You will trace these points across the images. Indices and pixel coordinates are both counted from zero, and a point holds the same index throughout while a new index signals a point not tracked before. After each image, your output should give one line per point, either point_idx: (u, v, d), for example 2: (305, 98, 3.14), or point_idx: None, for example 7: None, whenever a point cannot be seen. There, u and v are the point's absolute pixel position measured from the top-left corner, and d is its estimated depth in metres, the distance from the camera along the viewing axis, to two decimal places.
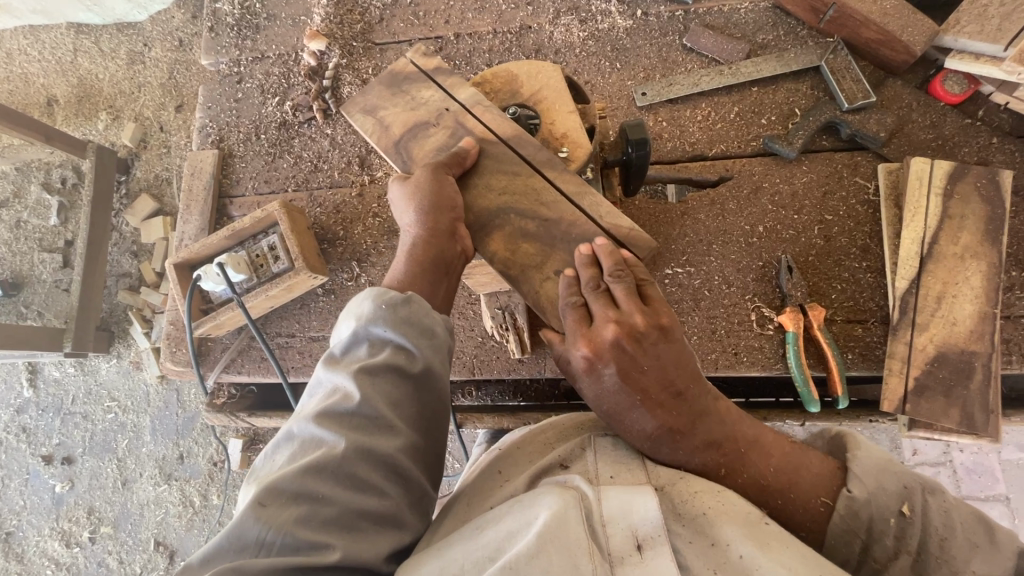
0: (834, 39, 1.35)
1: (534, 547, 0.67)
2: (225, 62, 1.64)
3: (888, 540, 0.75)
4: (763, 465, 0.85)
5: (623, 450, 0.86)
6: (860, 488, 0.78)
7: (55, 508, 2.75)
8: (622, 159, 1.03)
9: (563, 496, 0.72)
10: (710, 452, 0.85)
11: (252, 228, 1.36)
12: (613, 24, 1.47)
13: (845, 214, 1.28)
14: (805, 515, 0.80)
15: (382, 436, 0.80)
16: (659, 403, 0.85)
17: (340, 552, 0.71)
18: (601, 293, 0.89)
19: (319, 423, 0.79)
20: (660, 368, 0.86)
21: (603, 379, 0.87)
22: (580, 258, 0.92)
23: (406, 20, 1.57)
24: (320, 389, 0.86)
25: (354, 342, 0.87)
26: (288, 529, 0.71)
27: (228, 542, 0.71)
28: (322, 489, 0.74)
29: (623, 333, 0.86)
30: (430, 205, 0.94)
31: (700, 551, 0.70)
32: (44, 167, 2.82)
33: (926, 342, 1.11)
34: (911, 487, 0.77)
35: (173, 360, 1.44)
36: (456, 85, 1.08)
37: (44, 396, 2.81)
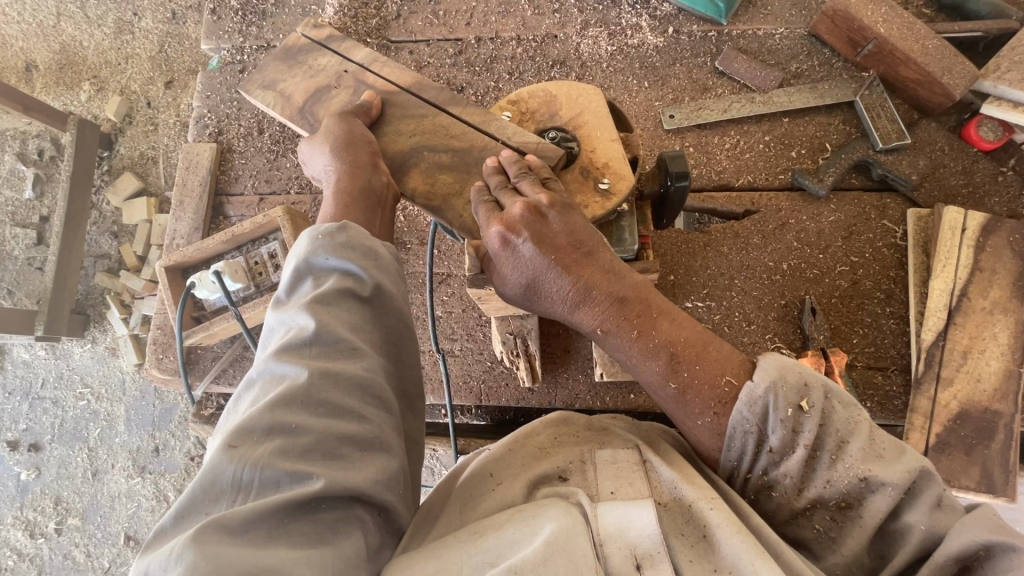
0: (870, 74, 1.31)
1: (539, 555, 0.66)
2: (227, 48, 1.54)
3: (786, 431, 0.73)
4: (675, 333, 0.83)
5: (624, 464, 0.82)
6: (763, 377, 0.75)
7: (20, 496, 2.63)
8: (658, 191, 0.96)
9: (570, 512, 0.72)
10: (623, 317, 0.83)
11: (251, 233, 1.27)
12: (643, 40, 1.41)
13: (871, 256, 1.25)
14: (707, 394, 0.80)
15: (347, 362, 0.78)
16: (576, 272, 0.81)
17: (323, 480, 0.68)
18: (508, 188, 0.83)
19: (274, 357, 0.76)
20: (570, 230, 0.81)
21: (518, 252, 0.80)
22: (489, 169, 0.86)
23: (425, 19, 1.49)
24: (273, 334, 0.81)
25: (299, 281, 0.83)
26: (265, 462, 0.66)
27: (202, 489, 0.65)
28: (298, 420, 0.71)
29: (534, 208, 0.80)
30: (345, 143, 0.90)
31: (701, 571, 0.69)
32: (20, 137, 2.66)
33: (949, 399, 1.08)
34: (814, 383, 0.75)
35: (159, 367, 1.35)
36: (355, 48, 1.06)
37: (12, 378, 2.68)
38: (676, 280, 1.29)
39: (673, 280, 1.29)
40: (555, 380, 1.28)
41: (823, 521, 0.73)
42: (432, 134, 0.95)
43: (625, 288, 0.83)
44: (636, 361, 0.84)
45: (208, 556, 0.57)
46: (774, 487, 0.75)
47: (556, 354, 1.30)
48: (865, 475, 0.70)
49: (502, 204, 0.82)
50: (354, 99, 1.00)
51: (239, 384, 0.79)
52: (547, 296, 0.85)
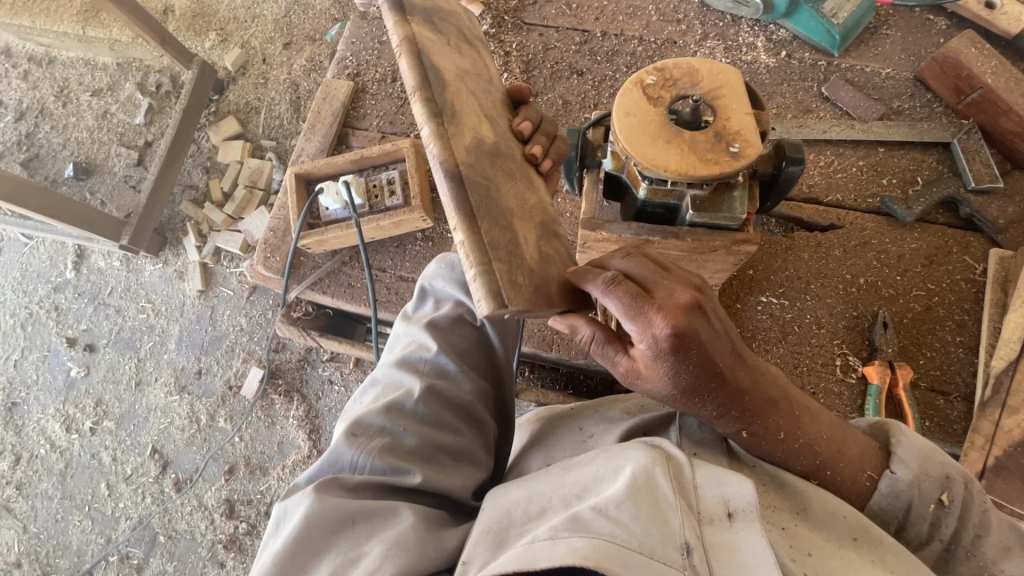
0: (970, 121, 1.39)
1: (622, 494, 0.70)
2: (376, 6, 1.72)
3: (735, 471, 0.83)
4: (816, 431, 0.85)
5: (707, 433, 0.92)
6: (904, 471, 0.80)
7: (65, 391, 2.70)
8: (771, 173, 1.03)
9: (653, 451, 0.74)
10: (768, 422, 0.83)
11: (377, 159, 1.43)
12: (756, 58, 1.53)
13: (948, 286, 1.30)
14: (850, 485, 0.83)
15: (452, 383, 0.96)
16: (724, 379, 0.79)
17: (420, 477, 0.83)
18: (654, 279, 0.78)
19: (395, 370, 0.96)
20: (723, 331, 0.79)
21: (683, 359, 0.76)
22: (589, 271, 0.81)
23: (558, 9, 1.65)
24: (398, 343, 1.04)
25: (422, 303, 1.07)
26: (380, 446, 0.85)
27: (328, 465, 0.85)
28: (404, 424, 0.88)
29: (696, 302, 0.76)
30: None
31: (780, 542, 0.72)
32: (143, 70, 2.94)
33: (1014, 426, 1.12)
34: (955, 476, 0.78)
35: (266, 265, 1.48)
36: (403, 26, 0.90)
37: (84, 281, 2.83)
38: (754, 275, 1.36)
39: (751, 274, 1.36)
40: None
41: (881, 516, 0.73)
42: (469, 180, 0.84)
43: (766, 389, 0.83)
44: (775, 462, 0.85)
45: (331, 504, 0.76)
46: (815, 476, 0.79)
47: None
48: None
49: (651, 294, 0.76)
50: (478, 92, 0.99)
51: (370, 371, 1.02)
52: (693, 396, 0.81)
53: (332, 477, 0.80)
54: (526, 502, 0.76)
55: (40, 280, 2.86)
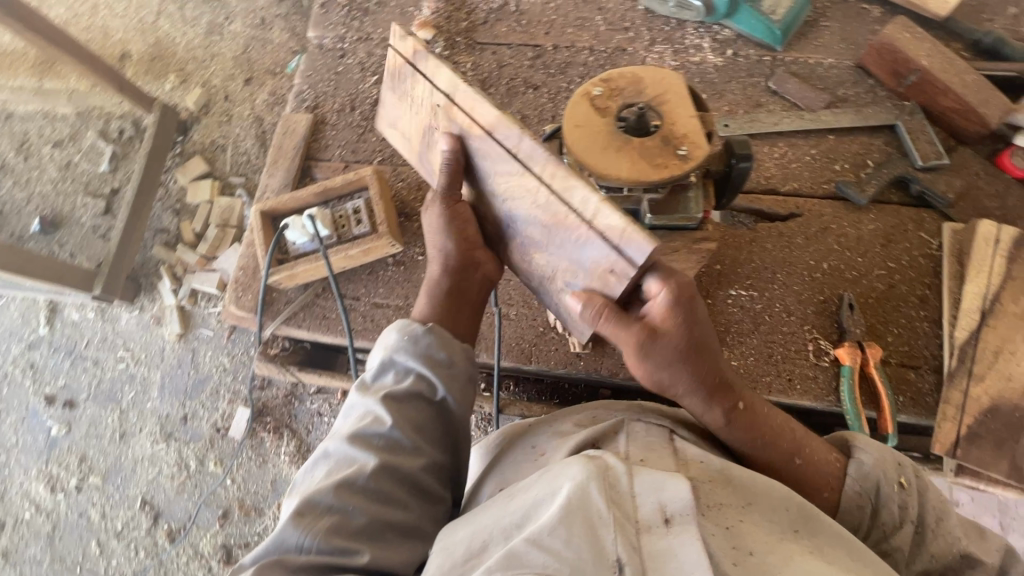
0: (912, 103, 1.44)
1: (556, 518, 0.71)
2: (330, 37, 1.73)
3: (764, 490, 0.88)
4: (779, 429, 0.96)
5: (655, 438, 0.88)
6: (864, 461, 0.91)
7: (47, 450, 2.63)
8: (723, 171, 1.06)
9: (588, 465, 0.74)
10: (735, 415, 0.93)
11: (341, 189, 1.43)
12: (703, 59, 1.57)
13: (907, 263, 1.34)
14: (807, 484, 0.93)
15: (407, 457, 0.94)
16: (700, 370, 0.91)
17: (367, 556, 0.84)
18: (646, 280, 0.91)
19: (350, 445, 0.93)
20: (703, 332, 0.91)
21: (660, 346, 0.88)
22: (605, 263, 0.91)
23: (509, 26, 1.67)
24: (352, 411, 0.99)
25: (381, 371, 1.01)
26: (327, 529, 0.85)
27: (272, 545, 0.85)
28: (354, 502, 0.88)
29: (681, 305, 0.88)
30: (452, 240, 1.07)
31: (722, 544, 0.71)
32: (104, 117, 2.91)
33: (981, 393, 1.15)
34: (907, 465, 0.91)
35: (238, 304, 1.48)
36: (437, 66, 0.98)
37: (59, 336, 2.76)
38: (722, 269, 1.39)
39: (719, 269, 1.39)
40: (604, 350, 1.37)
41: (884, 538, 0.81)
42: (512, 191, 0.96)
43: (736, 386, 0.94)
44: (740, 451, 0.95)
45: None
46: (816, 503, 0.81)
47: None
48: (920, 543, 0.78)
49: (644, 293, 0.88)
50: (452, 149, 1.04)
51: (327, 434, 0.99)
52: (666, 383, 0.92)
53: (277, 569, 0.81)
54: (469, 540, 0.77)
55: (13, 339, 2.79)
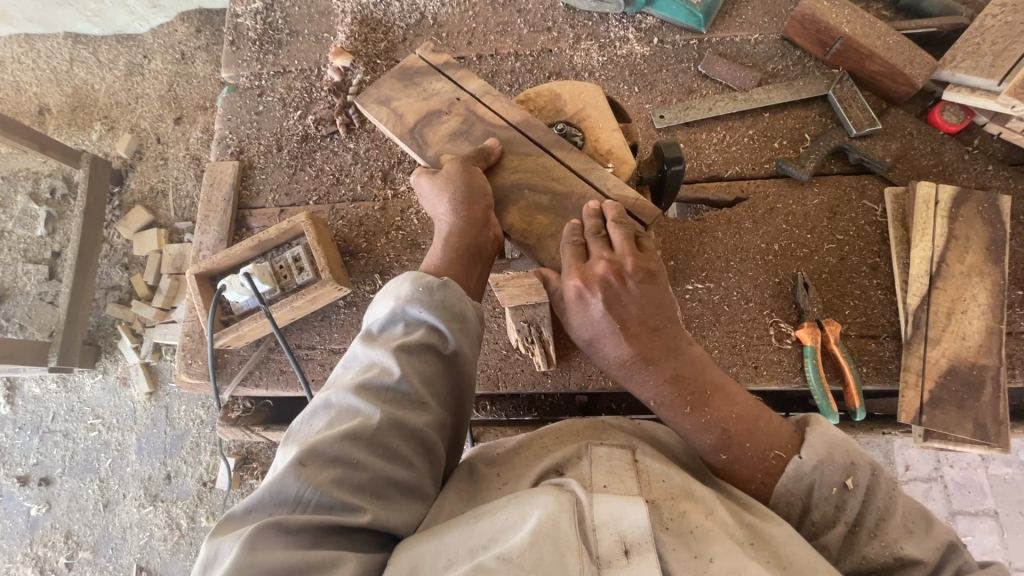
0: (840, 70, 1.43)
1: (527, 542, 0.70)
2: (245, 75, 1.65)
3: (829, 506, 0.83)
4: (727, 410, 0.90)
5: (618, 459, 0.86)
6: (810, 454, 0.84)
7: (30, 532, 2.53)
8: (656, 177, 1.04)
9: (558, 498, 0.75)
10: (678, 393, 0.90)
11: (277, 239, 1.37)
12: (630, 50, 1.54)
13: (855, 233, 1.34)
14: (755, 462, 0.88)
15: (415, 411, 0.84)
16: (637, 337, 0.90)
17: (369, 516, 0.76)
18: (600, 238, 0.92)
19: (357, 395, 0.82)
20: (643, 305, 0.91)
21: (590, 309, 0.90)
22: (589, 211, 0.94)
23: (430, 41, 1.61)
24: (356, 361, 0.89)
25: (390, 319, 0.90)
26: (328, 480, 0.75)
27: (269, 497, 0.74)
28: (358, 457, 0.78)
29: (617, 273, 0.89)
30: (461, 195, 0.93)
31: (684, 563, 0.73)
32: (33, 177, 2.70)
33: (938, 356, 1.16)
34: (860, 464, 0.83)
35: (189, 372, 1.42)
36: (469, 77, 1.10)
37: (23, 413, 2.64)
38: (676, 265, 1.37)
39: (674, 265, 1.37)
40: (569, 364, 1.35)
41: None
42: (534, 172, 1.00)
43: (681, 359, 0.92)
44: (687, 431, 0.91)
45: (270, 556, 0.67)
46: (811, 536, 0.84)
47: (567, 340, 1.36)
48: (899, 553, 0.78)
49: (589, 254, 0.92)
50: (466, 129, 1.05)
51: (329, 382, 0.88)
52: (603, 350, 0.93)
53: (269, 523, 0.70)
54: (434, 555, 0.72)
55: None
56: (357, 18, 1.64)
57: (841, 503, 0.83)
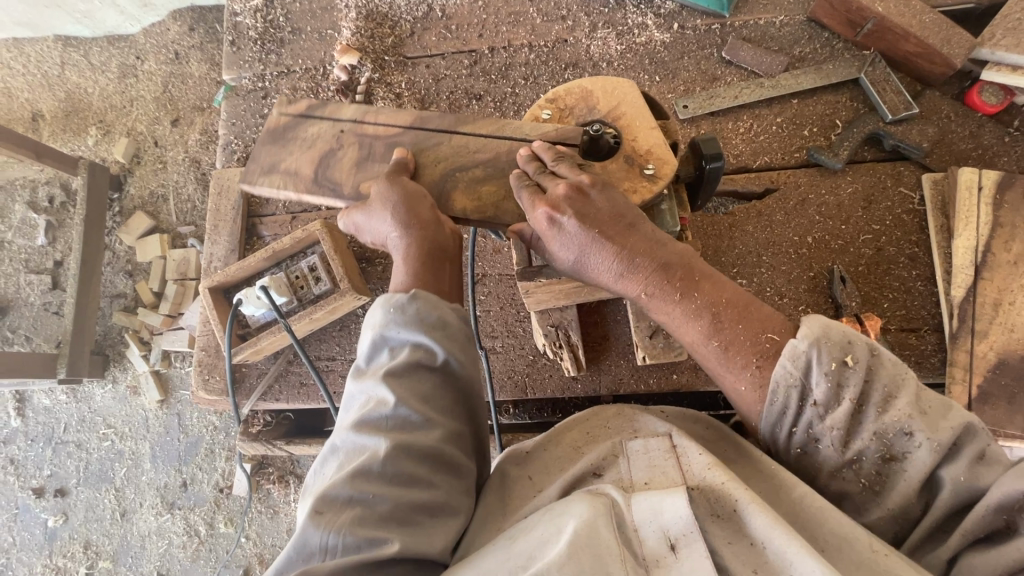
0: (871, 51, 1.37)
1: (564, 554, 0.67)
2: (247, 77, 1.59)
3: (830, 384, 0.74)
4: (716, 296, 0.83)
5: (656, 452, 0.83)
6: (805, 333, 0.75)
7: (48, 543, 2.52)
8: (693, 174, 0.99)
9: (593, 504, 0.72)
10: (665, 284, 0.83)
11: (291, 249, 1.32)
12: (650, 38, 1.47)
13: (892, 223, 1.29)
14: (749, 347, 0.80)
15: (422, 431, 0.79)
16: (616, 243, 0.83)
17: (399, 546, 0.70)
18: (546, 175, 0.87)
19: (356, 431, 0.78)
20: (613, 206, 0.83)
21: (566, 229, 0.81)
22: (522, 158, 0.90)
23: (438, 34, 1.54)
24: (353, 400, 0.84)
25: (375, 350, 0.85)
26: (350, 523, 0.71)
27: (293, 556, 0.71)
28: (372, 490, 0.73)
29: (578, 187, 0.83)
30: (401, 207, 0.88)
31: (740, 551, 0.70)
32: (30, 185, 2.64)
33: (987, 349, 1.12)
34: (857, 341, 0.75)
35: (206, 388, 1.38)
36: (338, 107, 1.04)
37: (34, 424, 2.60)
38: (706, 261, 1.32)
39: (704, 262, 1.32)
40: (599, 368, 1.31)
41: (869, 477, 0.75)
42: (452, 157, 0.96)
43: (665, 254, 0.83)
44: (682, 328, 0.85)
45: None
46: (818, 441, 0.76)
47: (596, 343, 1.32)
48: (910, 427, 0.72)
49: (545, 187, 0.85)
50: (367, 153, 0.99)
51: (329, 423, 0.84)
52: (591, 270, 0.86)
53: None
54: None
55: None
56: (362, 13, 1.56)
57: (839, 381, 0.74)
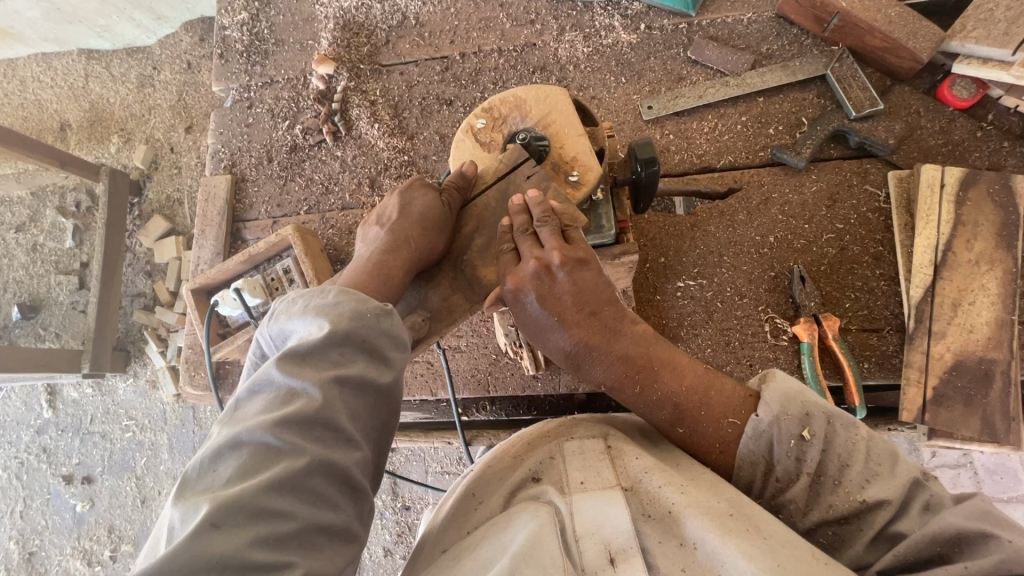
0: (839, 47, 1.35)
1: (508, 569, 0.68)
2: (235, 88, 1.67)
3: (789, 460, 0.80)
4: (677, 384, 0.93)
5: (592, 455, 0.85)
6: (767, 412, 0.83)
7: (76, 527, 2.70)
8: (631, 178, 1.00)
9: (538, 516, 0.75)
10: (626, 374, 0.95)
11: (267, 253, 1.38)
12: (617, 39, 1.47)
13: (857, 221, 1.27)
14: (712, 432, 0.88)
15: (283, 433, 0.71)
16: (576, 323, 0.94)
17: None
18: (529, 235, 0.91)
19: (277, 362, 0.77)
20: (576, 291, 0.91)
21: (528, 307, 0.92)
22: (514, 207, 0.93)
23: (412, 41, 1.59)
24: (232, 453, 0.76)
25: (249, 396, 0.77)
26: (240, 438, 0.71)
27: None
28: (285, 438, 0.70)
29: (545, 266, 0.89)
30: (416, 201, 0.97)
31: (672, 551, 0.73)
32: (59, 191, 2.81)
33: (944, 351, 1.11)
34: (815, 412, 0.81)
35: (193, 384, 1.47)
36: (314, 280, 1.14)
37: (63, 416, 2.77)
38: (666, 262, 1.33)
39: (665, 262, 1.33)
40: (558, 368, 1.35)
41: (829, 535, 0.77)
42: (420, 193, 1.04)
43: (622, 342, 0.95)
44: (645, 413, 0.94)
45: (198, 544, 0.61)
46: (783, 510, 0.80)
47: None
48: (863, 498, 0.74)
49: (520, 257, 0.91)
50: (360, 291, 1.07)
51: (245, 368, 0.91)
52: (557, 349, 0.97)
53: (188, 466, 0.70)
54: None
55: (21, 427, 2.80)
56: (340, 23, 1.62)
57: (801, 456, 0.80)
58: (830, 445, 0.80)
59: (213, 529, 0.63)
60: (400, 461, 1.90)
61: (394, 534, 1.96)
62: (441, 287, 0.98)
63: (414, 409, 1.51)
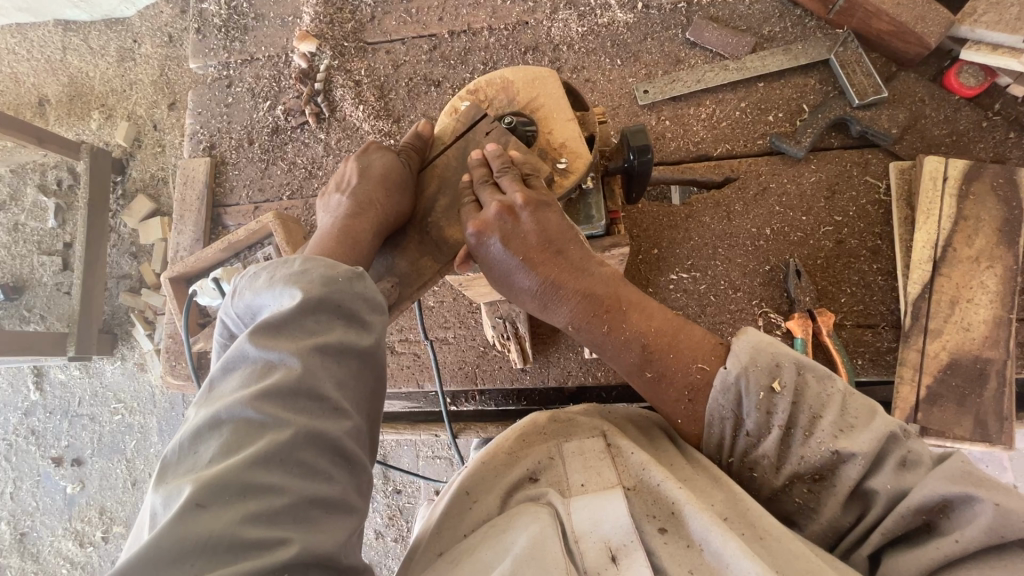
0: (844, 30, 1.29)
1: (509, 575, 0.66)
2: (213, 65, 1.59)
3: (760, 413, 0.76)
4: (645, 324, 0.88)
5: (591, 453, 0.82)
6: (734, 362, 0.78)
7: (68, 508, 2.69)
8: (623, 166, 0.96)
9: (537, 520, 0.73)
10: (596, 315, 0.89)
11: (247, 240, 1.33)
12: (613, 19, 1.41)
13: (856, 214, 1.24)
14: (681, 380, 0.84)
15: (264, 405, 0.67)
16: (543, 263, 0.87)
17: None
18: (489, 184, 0.87)
19: (248, 337, 0.73)
20: (541, 230, 0.86)
21: (492, 251, 0.86)
22: (472, 161, 0.89)
23: (399, 18, 1.51)
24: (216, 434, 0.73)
25: (224, 372, 0.73)
26: (219, 417, 0.67)
27: None
28: (266, 411, 0.67)
29: (508, 208, 0.83)
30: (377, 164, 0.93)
31: (677, 551, 0.71)
32: (39, 169, 2.70)
33: (939, 349, 1.09)
34: (785, 362, 0.76)
35: (173, 374, 1.43)
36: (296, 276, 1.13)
37: (50, 398, 2.73)
38: (659, 253, 1.30)
39: (657, 253, 1.30)
40: (548, 361, 1.34)
41: (803, 494, 0.75)
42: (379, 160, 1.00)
43: (589, 280, 0.89)
44: (614, 358, 0.90)
45: (181, 528, 0.58)
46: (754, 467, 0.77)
47: (544, 335, 1.36)
48: (836, 448, 0.71)
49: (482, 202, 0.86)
50: None
51: (213, 348, 0.87)
52: (532, 301, 0.92)
53: (167, 451, 0.67)
54: None
55: (8, 409, 2.77)
56: None
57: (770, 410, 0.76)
58: (803, 397, 0.75)
59: (198, 510, 0.60)
60: (390, 447, 1.87)
61: (384, 518, 1.95)
62: (409, 251, 0.92)
63: (401, 399, 1.49)
